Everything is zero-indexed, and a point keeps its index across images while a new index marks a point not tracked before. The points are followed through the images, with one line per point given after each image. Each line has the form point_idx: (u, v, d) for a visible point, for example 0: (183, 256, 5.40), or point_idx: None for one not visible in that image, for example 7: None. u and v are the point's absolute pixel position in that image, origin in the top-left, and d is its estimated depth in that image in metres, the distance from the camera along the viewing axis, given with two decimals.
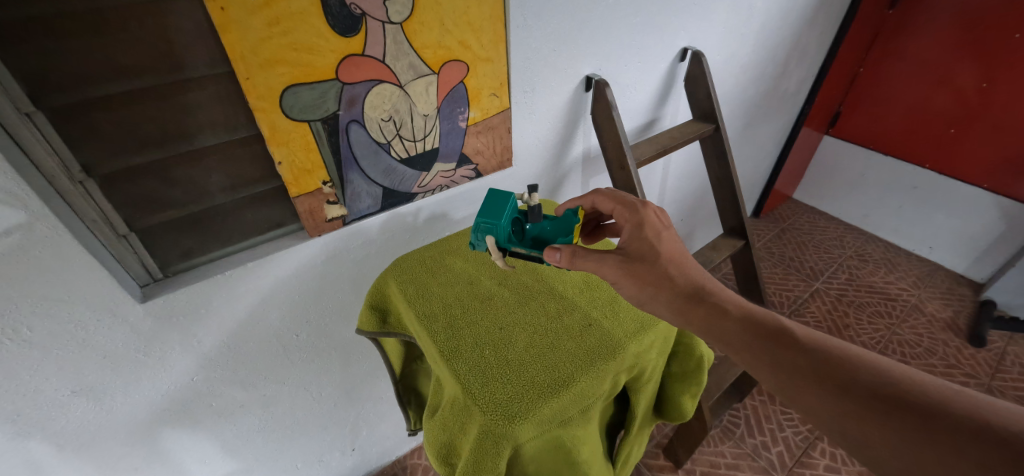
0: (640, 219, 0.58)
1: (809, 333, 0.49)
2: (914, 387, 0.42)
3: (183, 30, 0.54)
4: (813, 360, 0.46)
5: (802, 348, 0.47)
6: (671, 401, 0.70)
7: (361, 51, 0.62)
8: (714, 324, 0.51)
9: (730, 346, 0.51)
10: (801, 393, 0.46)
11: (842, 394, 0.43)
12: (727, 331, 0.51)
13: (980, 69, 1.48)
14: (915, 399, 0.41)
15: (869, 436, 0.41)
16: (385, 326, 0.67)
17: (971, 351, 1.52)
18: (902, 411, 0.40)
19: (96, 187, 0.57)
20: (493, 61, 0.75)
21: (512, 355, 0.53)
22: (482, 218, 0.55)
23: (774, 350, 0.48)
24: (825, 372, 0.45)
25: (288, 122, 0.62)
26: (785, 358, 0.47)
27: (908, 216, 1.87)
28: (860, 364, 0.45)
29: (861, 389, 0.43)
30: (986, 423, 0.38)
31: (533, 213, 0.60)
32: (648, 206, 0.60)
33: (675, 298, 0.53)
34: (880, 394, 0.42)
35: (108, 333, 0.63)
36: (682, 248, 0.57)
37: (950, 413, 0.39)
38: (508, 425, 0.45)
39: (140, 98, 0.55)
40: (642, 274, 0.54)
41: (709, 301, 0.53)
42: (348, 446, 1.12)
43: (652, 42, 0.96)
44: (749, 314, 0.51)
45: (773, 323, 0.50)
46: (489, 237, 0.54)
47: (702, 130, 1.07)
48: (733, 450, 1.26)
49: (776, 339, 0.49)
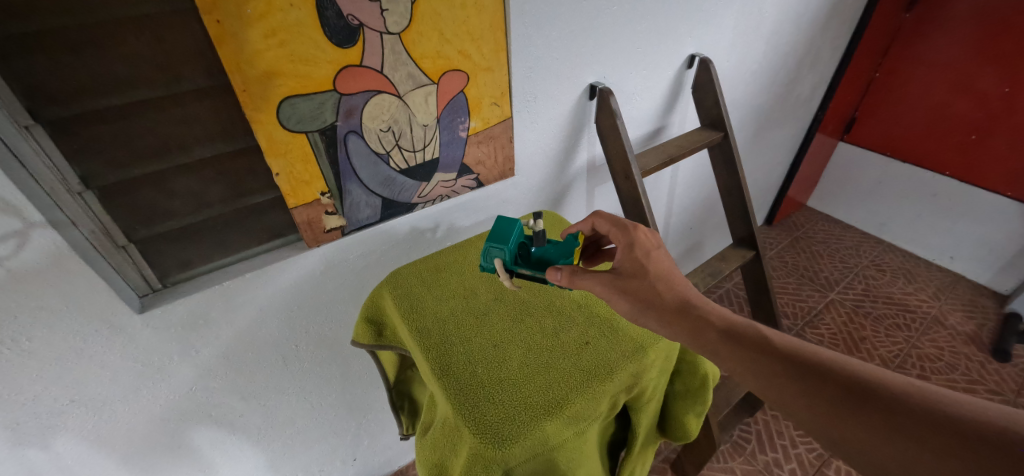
0: (630, 239, 0.57)
1: (783, 338, 0.48)
2: (879, 385, 0.41)
3: (179, 43, 0.54)
4: (787, 365, 0.45)
5: (778, 354, 0.46)
6: (675, 420, 0.68)
7: (359, 62, 0.61)
8: (695, 333, 0.50)
9: (710, 355, 0.49)
10: (779, 398, 0.45)
11: (817, 394, 0.43)
12: (707, 339, 0.49)
13: (999, 73, 1.43)
14: (882, 395, 0.40)
15: (845, 436, 0.40)
16: (380, 339, 0.65)
17: (995, 366, 1.46)
18: (873, 410, 0.40)
19: (94, 198, 0.57)
20: (494, 70, 0.74)
21: (506, 373, 0.51)
22: (489, 242, 0.55)
23: (752, 358, 0.47)
24: (800, 374, 0.44)
25: (286, 134, 0.62)
26: (761, 364, 0.46)
27: (928, 225, 1.81)
28: (830, 366, 0.44)
29: (831, 390, 0.42)
30: (948, 416, 0.38)
31: (538, 237, 0.58)
32: (640, 228, 0.59)
33: (665, 312, 0.51)
34: (851, 394, 0.41)
35: (106, 344, 0.63)
36: (675, 266, 0.56)
37: (912, 405, 0.39)
38: (499, 448, 0.44)
39: (137, 111, 0.55)
40: (633, 289, 0.53)
41: (694, 313, 0.51)
42: (349, 456, 1.11)
43: (658, 49, 0.95)
44: (731, 324, 0.50)
45: (753, 332, 0.49)
46: (498, 260, 0.54)
47: (711, 138, 1.04)
48: (744, 467, 1.22)
49: (753, 347, 0.48)
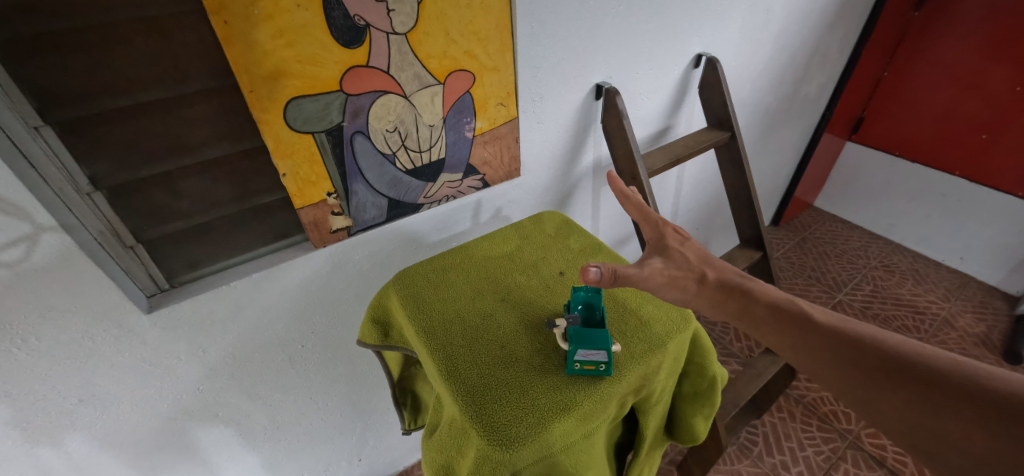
0: (660, 234, 0.57)
1: (825, 314, 0.51)
2: (918, 359, 0.44)
3: (186, 44, 0.54)
4: (827, 339, 0.48)
5: (820, 329, 0.49)
6: (683, 422, 0.67)
7: (365, 62, 0.61)
8: (741, 310, 0.52)
9: (752, 329, 0.52)
10: (818, 369, 0.48)
11: (854, 367, 0.46)
12: (752, 312, 0.52)
13: (1010, 71, 1.42)
14: (918, 369, 0.43)
15: (880, 404, 0.44)
16: (387, 339, 0.64)
17: (1006, 368, 1.44)
18: (910, 382, 0.43)
19: (103, 198, 0.57)
20: (500, 71, 0.74)
21: (513, 375, 0.50)
22: (590, 346, 0.47)
23: (791, 332, 0.50)
24: (840, 347, 0.48)
25: (292, 134, 0.62)
26: (800, 337, 0.49)
27: (937, 225, 1.79)
28: (871, 341, 0.47)
29: (871, 363, 0.45)
30: (983, 388, 0.40)
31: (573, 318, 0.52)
32: (669, 225, 0.58)
33: (711, 291, 0.54)
34: (889, 368, 0.45)
35: (114, 344, 0.63)
36: (709, 256, 0.57)
37: (947, 378, 0.42)
38: (506, 451, 0.43)
39: (145, 112, 0.56)
40: (677, 277, 0.53)
41: (738, 289, 0.53)
42: (355, 456, 1.11)
43: (665, 49, 0.94)
44: (774, 299, 0.52)
45: (795, 307, 0.52)
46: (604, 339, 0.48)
47: (718, 138, 1.03)
48: (751, 469, 1.22)
49: (795, 323, 0.50)
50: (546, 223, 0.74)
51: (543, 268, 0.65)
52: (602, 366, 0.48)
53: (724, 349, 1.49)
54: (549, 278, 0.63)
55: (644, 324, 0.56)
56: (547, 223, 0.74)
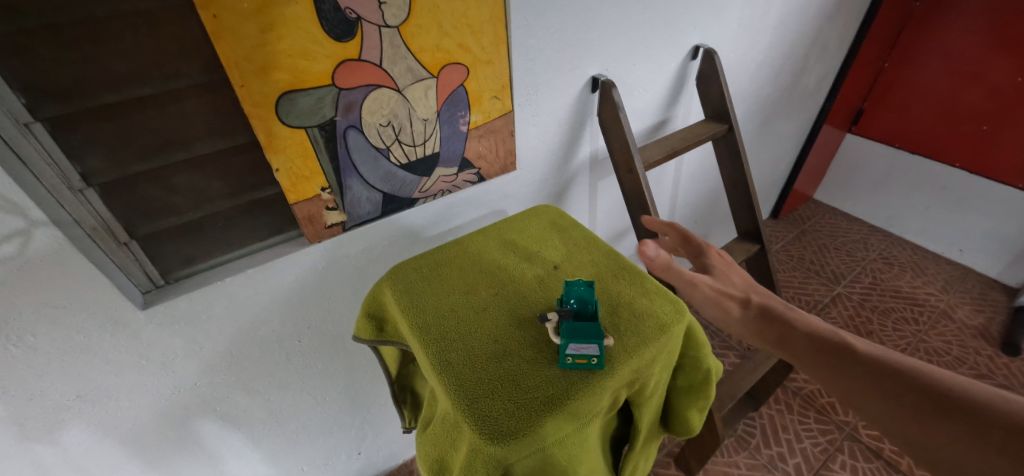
0: (702, 256, 0.64)
1: (870, 345, 0.49)
2: (975, 397, 0.40)
3: (175, 38, 0.54)
4: (868, 370, 0.46)
5: (861, 358, 0.47)
6: (677, 415, 0.67)
7: (357, 56, 0.61)
8: (780, 338, 0.52)
9: (791, 357, 0.51)
10: (860, 401, 0.45)
11: (898, 400, 0.43)
12: (790, 341, 0.51)
13: (1012, 61, 1.40)
14: (976, 410, 0.40)
15: (929, 442, 0.40)
16: (382, 335, 0.64)
17: (1004, 360, 1.44)
18: (953, 420, 0.40)
19: (96, 195, 0.57)
20: (494, 63, 0.74)
21: (506, 369, 0.50)
22: (580, 339, 0.47)
23: (829, 360, 0.48)
24: (885, 379, 0.45)
25: (284, 129, 0.61)
26: (840, 366, 0.47)
27: (937, 217, 1.78)
28: (921, 374, 0.44)
29: (920, 397, 0.42)
30: None
31: (565, 311, 0.52)
32: (713, 248, 0.64)
33: (751, 316, 0.54)
34: (931, 403, 0.41)
35: (110, 340, 0.63)
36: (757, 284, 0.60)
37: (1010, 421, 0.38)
38: (497, 445, 0.43)
39: (136, 107, 0.56)
40: (727, 294, 0.57)
41: (780, 318, 0.53)
42: (354, 450, 1.12)
43: (662, 40, 0.93)
44: (814, 328, 0.52)
45: (838, 338, 0.50)
46: (596, 331, 0.48)
47: (715, 130, 1.03)
48: (748, 461, 1.22)
49: (835, 351, 0.49)
50: (540, 218, 0.74)
51: (537, 262, 0.65)
52: (594, 359, 0.48)
53: (722, 342, 1.50)
54: (543, 271, 0.63)
55: (636, 317, 0.56)
56: (539, 217, 0.74)
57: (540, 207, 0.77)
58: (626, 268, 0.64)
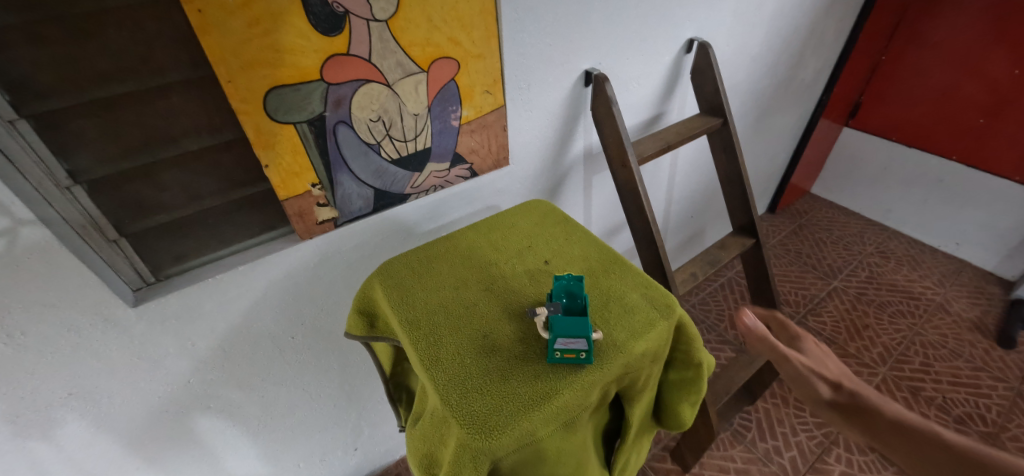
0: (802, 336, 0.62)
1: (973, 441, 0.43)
2: None
3: (161, 33, 0.54)
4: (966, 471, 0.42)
5: (957, 453, 0.43)
6: (670, 410, 0.67)
7: (345, 51, 0.60)
8: (864, 424, 0.50)
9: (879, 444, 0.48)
10: None
11: None
12: (875, 427, 0.49)
13: (1008, 54, 1.40)
14: None
15: None
16: (373, 331, 0.64)
17: (1000, 353, 1.44)
18: None
19: (84, 192, 0.57)
20: (485, 58, 0.73)
21: (494, 364, 0.50)
22: (567, 333, 0.47)
23: (917, 452, 0.45)
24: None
25: (273, 125, 0.61)
26: (932, 460, 0.44)
27: (934, 211, 1.78)
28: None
29: None
30: None
31: (553, 305, 0.51)
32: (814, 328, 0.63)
33: (835, 398, 0.53)
34: None
35: (101, 337, 0.63)
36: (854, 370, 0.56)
37: None
38: (485, 440, 0.43)
39: (122, 104, 0.55)
40: (815, 372, 0.55)
41: (867, 403, 0.51)
42: (351, 446, 1.12)
43: (656, 34, 0.93)
44: (906, 417, 0.48)
45: (930, 430, 0.46)
46: (584, 323, 0.48)
47: (710, 124, 1.02)
48: (743, 454, 1.23)
49: (920, 440, 0.46)
50: (532, 213, 0.73)
51: (528, 257, 0.65)
52: (582, 354, 0.48)
53: (719, 336, 1.50)
54: (534, 266, 0.63)
55: (627, 311, 0.56)
56: (529, 213, 0.73)
57: (533, 202, 0.77)
58: (617, 263, 0.64)
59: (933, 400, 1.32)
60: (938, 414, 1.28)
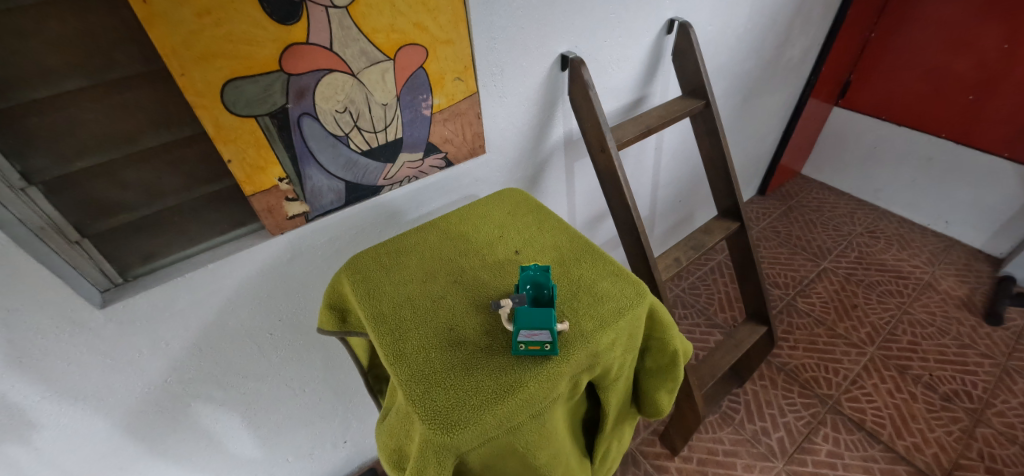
0: None
1: None
2: None
3: (106, 25, 0.51)
4: None
5: None
6: (647, 398, 0.67)
7: (305, 40, 0.58)
8: None
9: None
10: None
11: None
12: None
13: (999, 28, 1.37)
14: None
15: None
16: (345, 326, 0.63)
17: (987, 330, 1.44)
18: None
19: (40, 194, 0.55)
20: (455, 43, 0.71)
21: (458, 358, 0.49)
22: (531, 326, 0.46)
23: None
24: None
25: (233, 118, 0.59)
26: None
27: (923, 190, 1.77)
28: None
29: None
30: None
31: (518, 298, 0.51)
32: None
33: None
34: None
35: (69, 340, 0.62)
36: None
37: None
38: (446, 434, 0.43)
39: (72, 101, 0.53)
40: None
41: None
42: (340, 439, 1.12)
43: (634, 15, 0.90)
44: None
45: None
46: (549, 317, 0.47)
47: (691, 107, 1.00)
48: (732, 436, 1.23)
49: None
50: (506, 202, 0.72)
51: (498, 248, 0.64)
52: (547, 346, 0.48)
53: (708, 320, 1.50)
54: (504, 257, 0.62)
55: (597, 300, 0.55)
56: (505, 202, 0.72)
57: (507, 189, 0.76)
58: (588, 251, 0.63)
59: (919, 378, 1.33)
60: (925, 392, 1.29)
